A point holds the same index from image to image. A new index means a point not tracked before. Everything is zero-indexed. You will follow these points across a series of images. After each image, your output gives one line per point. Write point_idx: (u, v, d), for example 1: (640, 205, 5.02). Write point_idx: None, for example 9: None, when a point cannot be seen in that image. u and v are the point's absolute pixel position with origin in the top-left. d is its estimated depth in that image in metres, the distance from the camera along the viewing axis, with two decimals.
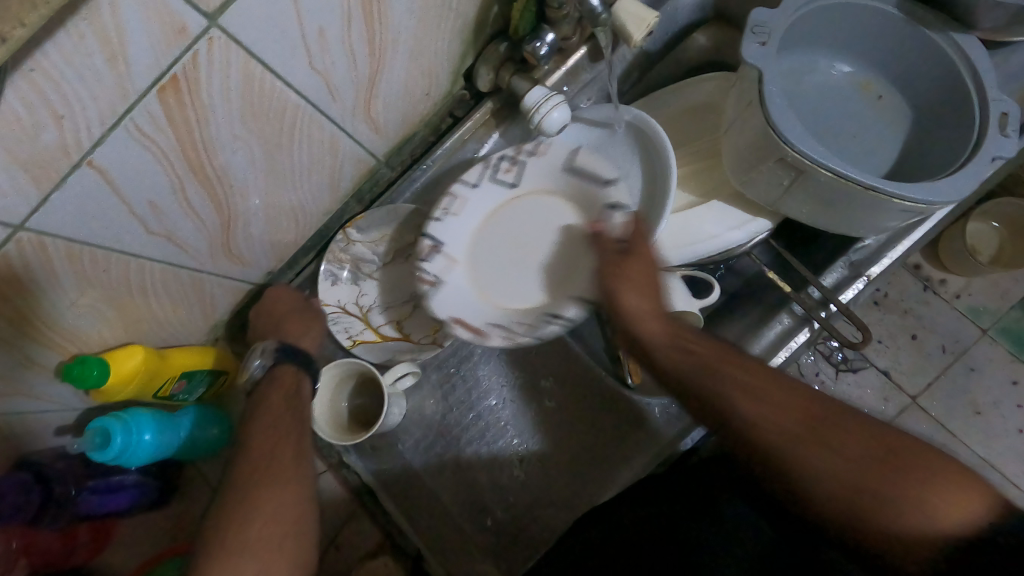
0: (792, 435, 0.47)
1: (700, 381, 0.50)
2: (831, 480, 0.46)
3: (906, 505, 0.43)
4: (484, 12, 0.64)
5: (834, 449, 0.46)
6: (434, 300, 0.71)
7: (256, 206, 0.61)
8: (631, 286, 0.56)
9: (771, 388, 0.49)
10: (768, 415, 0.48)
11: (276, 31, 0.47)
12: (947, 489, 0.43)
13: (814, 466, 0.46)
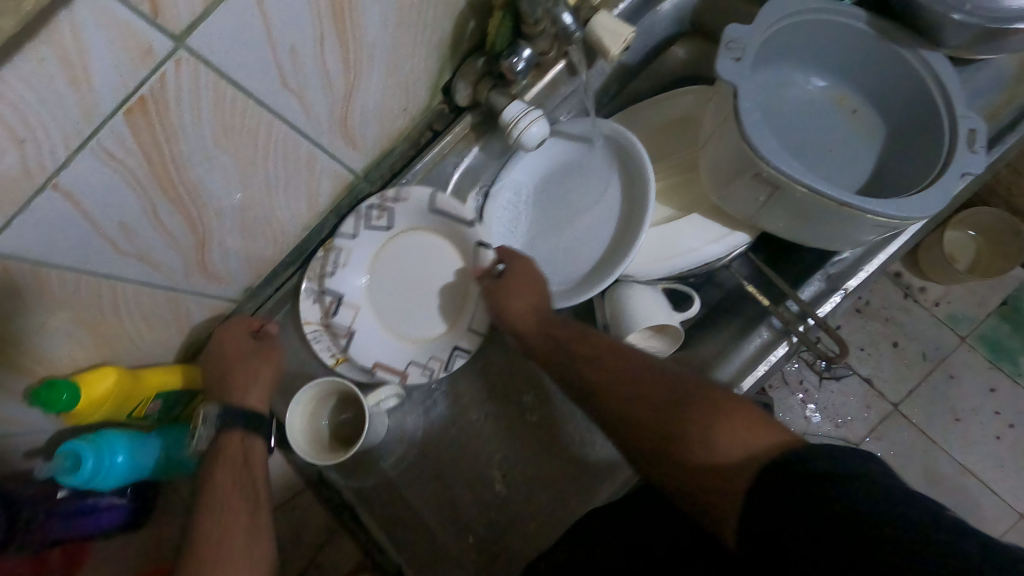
0: (620, 392, 0.56)
1: (559, 357, 0.63)
2: (647, 423, 0.53)
3: (697, 438, 0.48)
4: (460, 27, 0.64)
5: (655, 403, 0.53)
6: (352, 352, 0.73)
7: (230, 225, 0.60)
8: (507, 290, 0.69)
9: (613, 360, 0.59)
10: (604, 378, 0.58)
11: (246, 50, 0.46)
12: (739, 425, 0.47)
13: (646, 417, 0.53)
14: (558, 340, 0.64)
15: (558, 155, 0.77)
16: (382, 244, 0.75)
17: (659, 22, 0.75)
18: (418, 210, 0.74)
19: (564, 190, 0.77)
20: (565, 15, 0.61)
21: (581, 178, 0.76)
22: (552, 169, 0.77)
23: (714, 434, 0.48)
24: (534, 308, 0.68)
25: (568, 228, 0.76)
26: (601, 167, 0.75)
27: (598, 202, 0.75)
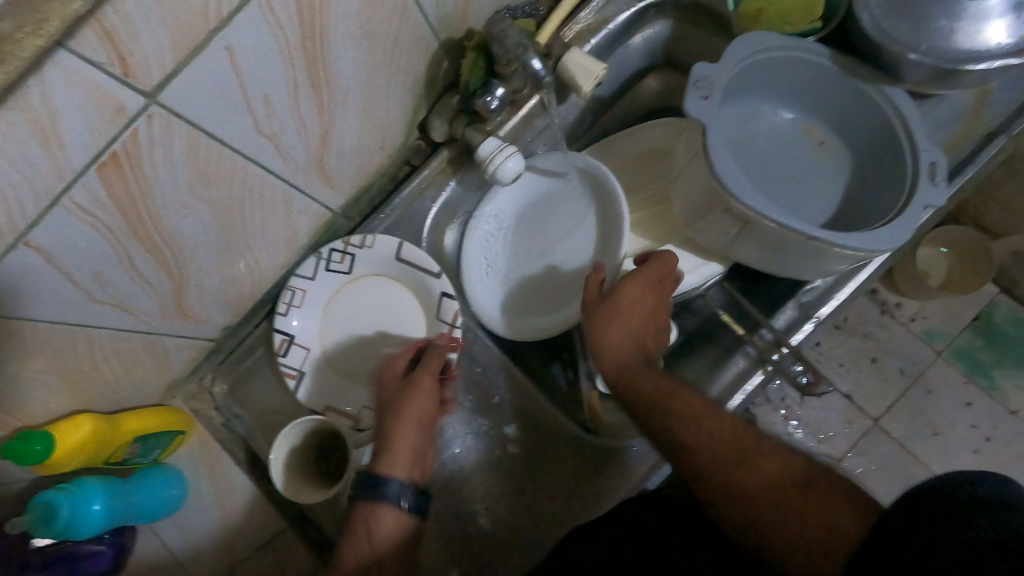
0: (720, 448, 0.55)
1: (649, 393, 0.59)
2: (750, 490, 0.53)
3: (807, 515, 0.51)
4: (434, 67, 0.65)
5: (754, 470, 0.54)
6: (301, 395, 0.72)
7: (208, 267, 0.61)
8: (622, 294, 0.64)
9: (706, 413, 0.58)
10: (702, 432, 0.56)
11: (221, 102, 0.47)
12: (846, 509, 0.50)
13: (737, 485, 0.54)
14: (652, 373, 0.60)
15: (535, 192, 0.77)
16: (339, 289, 0.74)
17: (630, 56, 0.77)
18: (379, 256, 0.74)
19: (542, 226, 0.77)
20: (534, 61, 0.61)
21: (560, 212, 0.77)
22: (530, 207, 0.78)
23: (822, 514, 0.50)
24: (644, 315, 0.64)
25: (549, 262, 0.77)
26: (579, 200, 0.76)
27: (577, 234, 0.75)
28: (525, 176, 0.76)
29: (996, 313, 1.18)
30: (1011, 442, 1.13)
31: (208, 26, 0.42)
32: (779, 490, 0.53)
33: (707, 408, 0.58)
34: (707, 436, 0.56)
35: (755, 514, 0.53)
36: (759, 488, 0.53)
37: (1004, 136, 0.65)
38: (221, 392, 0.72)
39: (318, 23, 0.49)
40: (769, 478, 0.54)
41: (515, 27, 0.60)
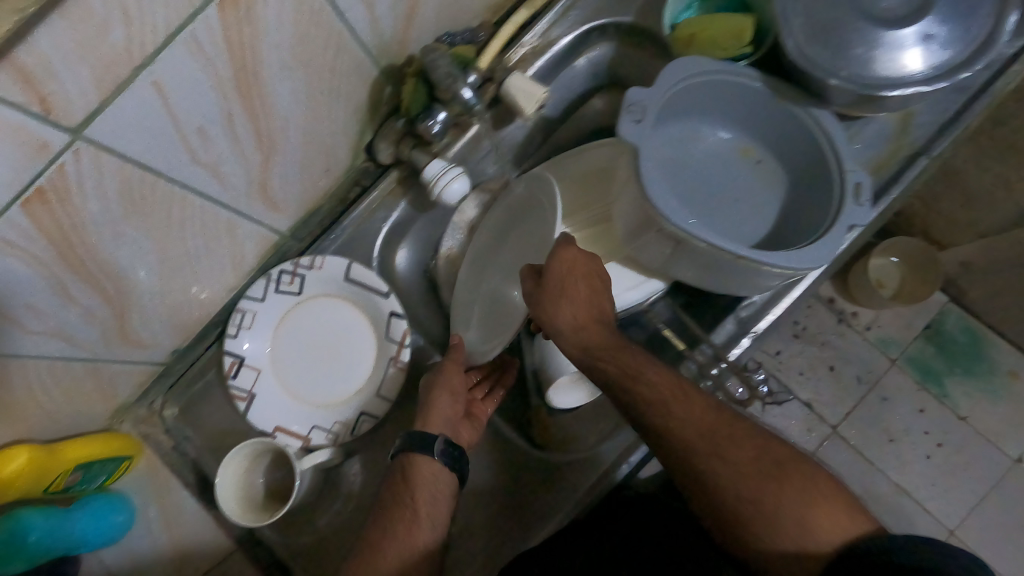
0: (702, 437, 0.57)
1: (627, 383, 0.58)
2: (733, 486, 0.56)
3: (791, 516, 0.53)
4: (377, 92, 0.66)
5: (735, 462, 0.56)
6: (251, 417, 0.72)
7: (150, 293, 0.61)
8: (577, 285, 0.60)
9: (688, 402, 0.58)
10: (683, 421, 0.57)
11: (154, 135, 0.48)
12: (832, 511, 0.52)
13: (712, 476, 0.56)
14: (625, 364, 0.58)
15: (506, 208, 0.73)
16: (290, 310, 0.75)
17: (574, 77, 0.79)
18: (328, 278, 0.75)
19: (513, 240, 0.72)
20: (465, 91, 0.63)
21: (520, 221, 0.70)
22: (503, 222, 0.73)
23: (806, 512, 0.53)
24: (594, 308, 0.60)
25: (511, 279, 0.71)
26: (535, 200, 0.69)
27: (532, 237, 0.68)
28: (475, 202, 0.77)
29: (947, 322, 1.21)
30: (962, 447, 1.16)
31: (132, 64, 0.42)
32: (759, 481, 0.55)
33: (680, 394, 0.58)
34: (682, 425, 0.57)
35: (732, 505, 0.55)
36: (741, 477, 0.56)
37: (926, 157, 0.68)
38: (172, 415, 0.73)
39: (249, 57, 0.50)
40: (750, 468, 0.56)
41: (445, 58, 0.62)
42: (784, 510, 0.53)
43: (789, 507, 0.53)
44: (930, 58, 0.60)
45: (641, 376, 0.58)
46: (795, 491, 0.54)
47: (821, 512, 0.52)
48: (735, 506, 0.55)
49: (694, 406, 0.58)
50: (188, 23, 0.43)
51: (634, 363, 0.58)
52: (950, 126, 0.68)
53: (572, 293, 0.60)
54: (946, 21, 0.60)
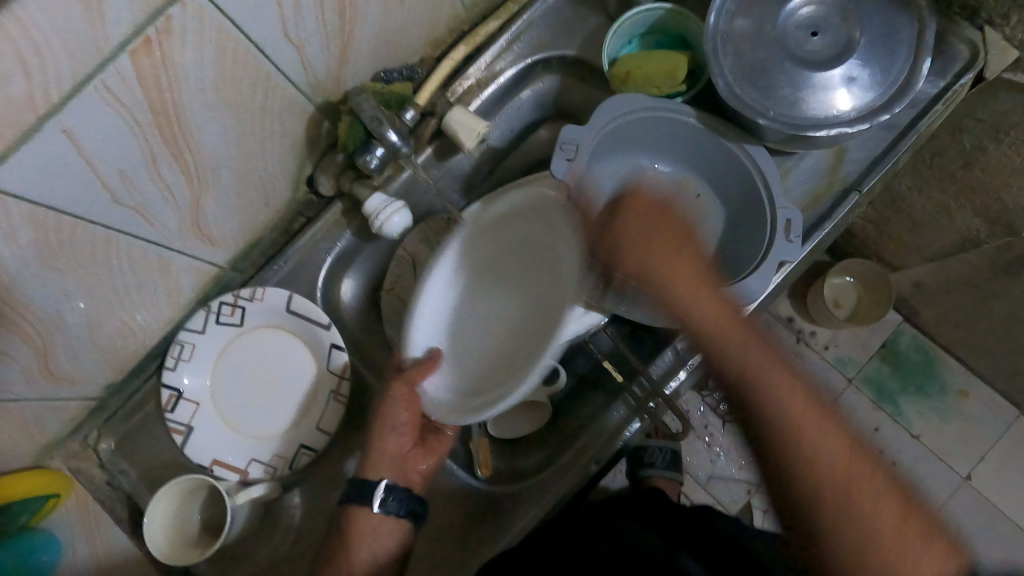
0: (828, 466, 0.50)
1: (742, 377, 0.53)
2: (853, 534, 0.49)
3: None
4: (315, 127, 0.67)
5: (862, 506, 0.49)
6: (187, 450, 0.71)
7: (76, 332, 0.61)
8: (665, 245, 0.55)
9: (812, 413, 0.51)
10: (812, 435, 0.51)
11: (68, 181, 0.48)
12: None
13: (804, 482, 0.50)
14: (748, 352, 0.53)
15: (478, 256, 0.69)
16: (231, 342, 0.75)
17: (519, 108, 0.80)
18: (269, 309, 0.74)
19: (497, 290, 0.67)
20: (390, 133, 0.64)
21: (513, 258, 0.66)
22: (474, 274, 0.69)
23: None
24: (685, 266, 0.55)
25: (516, 321, 0.64)
26: (535, 225, 0.64)
27: (544, 266, 0.63)
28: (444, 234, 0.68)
29: (901, 341, 1.23)
30: (915, 466, 1.18)
31: (37, 113, 0.42)
32: (888, 533, 0.48)
33: (790, 387, 0.52)
34: (797, 421, 0.51)
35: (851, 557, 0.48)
36: (864, 527, 0.49)
37: (857, 192, 0.69)
38: (107, 449, 0.72)
39: (168, 100, 0.50)
40: (875, 524, 0.48)
41: (371, 101, 0.63)
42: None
43: (891, 552, 0.47)
44: (852, 100, 0.61)
45: (737, 355, 0.53)
46: (896, 543, 0.48)
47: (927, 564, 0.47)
48: (823, 524, 0.50)
49: (827, 425, 0.51)
50: (97, 72, 0.44)
51: (756, 353, 0.53)
52: (881, 159, 0.70)
53: (648, 244, 0.56)
54: (866, 64, 0.61)
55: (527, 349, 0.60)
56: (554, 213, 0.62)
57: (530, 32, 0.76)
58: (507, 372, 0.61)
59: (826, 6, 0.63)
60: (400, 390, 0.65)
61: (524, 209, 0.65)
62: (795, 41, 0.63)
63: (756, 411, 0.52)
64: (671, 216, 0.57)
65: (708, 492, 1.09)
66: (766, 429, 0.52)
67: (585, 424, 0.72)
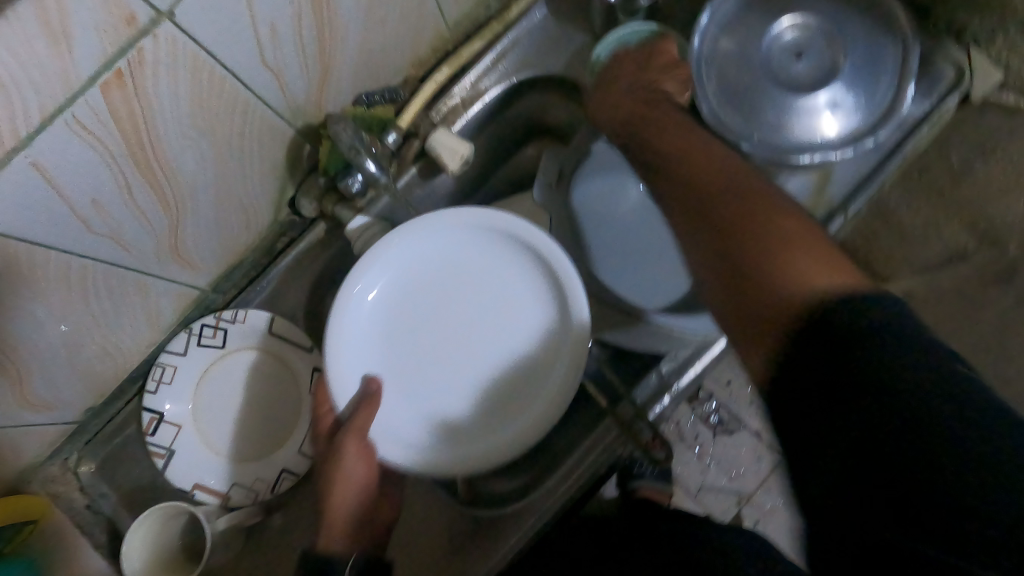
0: (699, 184, 0.50)
1: (650, 144, 0.55)
2: (733, 210, 0.47)
3: (778, 274, 0.43)
4: (296, 150, 0.66)
5: (737, 213, 0.47)
6: (168, 474, 0.71)
7: (53, 358, 0.60)
8: (625, 73, 0.63)
9: (702, 161, 0.51)
10: (684, 159, 0.52)
11: (40, 212, 0.47)
12: (822, 272, 0.42)
13: (720, 205, 0.48)
14: (663, 133, 0.55)
15: (386, 292, 0.63)
16: (212, 364, 0.74)
17: (504, 128, 0.79)
18: (252, 331, 0.74)
19: (417, 321, 0.63)
20: (368, 163, 0.64)
21: (442, 291, 0.63)
22: (385, 309, 0.63)
23: (807, 275, 0.42)
24: (632, 74, 0.62)
25: (463, 354, 0.62)
26: (459, 263, 0.63)
27: (485, 301, 0.63)
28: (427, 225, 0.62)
29: None
30: None
31: (5, 148, 0.41)
32: (755, 229, 0.46)
33: (741, 176, 0.50)
34: (690, 174, 0.51)
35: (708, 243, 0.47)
36: (739, 218, 0.47)
37: (842, 214, 0.67)
38: (87, 471, 0.72)
39: (143, 130, 0.49)
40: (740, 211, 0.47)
41: (350, 128, 0.63)
42: (761, 264, 0.44)
43: (765, 260, 0.44)
44: (838, 124, 0.60)
45: (670, 123, 0.56)
46: (795, 250, 0.44)
47: (809, 254, 0.43)
48: (737, 246, 0.46)
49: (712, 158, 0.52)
50: (67, 104, 0.43)
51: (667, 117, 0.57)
52: (868, 180, 0.67)
53: (636, 68, 0.62)
54: (851, 89, 0.60)
55: (510, 378, 0.62)
56: (495, 249, 0.63)
57: (515, 51, 0.76)
58: (489, 405, 0.62)
59: (810, 28, 0.61)
60: (350, 437, 0.58)
61: (449, 243, 0.63)
62: (779, 63, 0.61)
63: (650, 157, 0.55)
64: (641, 54, 0.64)
65: (698, 503, 1.06)
66: (700, 182, 0.50)
67: (568, 446, 0.72)
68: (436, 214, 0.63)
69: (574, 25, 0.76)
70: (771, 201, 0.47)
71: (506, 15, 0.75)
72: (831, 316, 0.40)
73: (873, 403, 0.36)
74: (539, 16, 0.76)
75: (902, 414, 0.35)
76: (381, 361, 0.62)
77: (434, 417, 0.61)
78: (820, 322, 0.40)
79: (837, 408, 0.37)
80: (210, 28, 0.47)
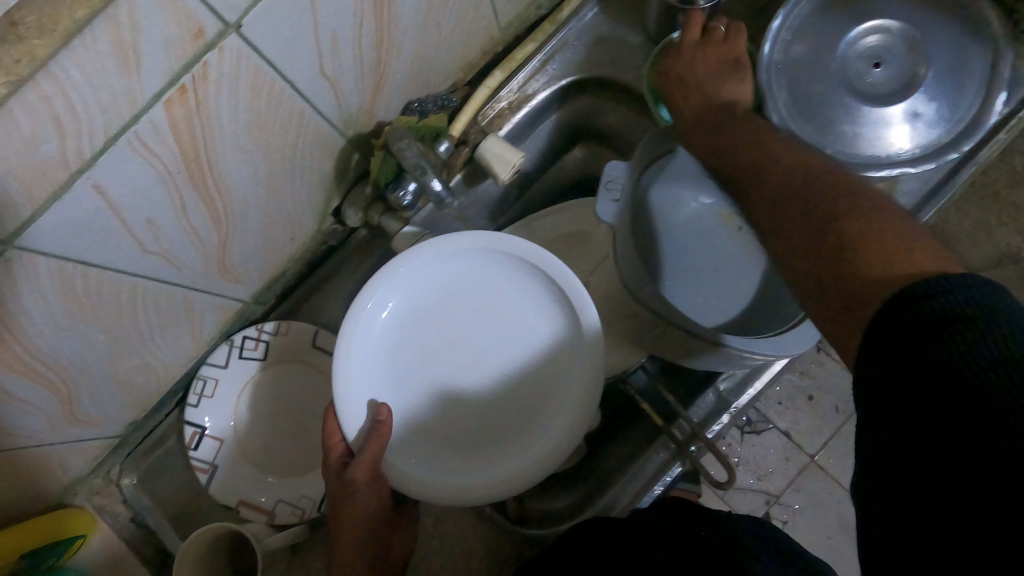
0: (784, 173, 0.47)
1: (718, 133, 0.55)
2: (816, 195, 0.44)
3: (858, 254, 0.39)
4: (344, 159, 0.64)
5: (818, 200, 0.44)
6: (212, 489, 0.70)
7: (99, 377, 0.58)
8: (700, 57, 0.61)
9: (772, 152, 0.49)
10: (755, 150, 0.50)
11: (96, 236, 0.45)
12: (904, 256, 0.37)
13: (809, 192, 0.45)
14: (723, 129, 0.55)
15: (397, 312, 0.59)
16: (252, 376, 0.72)
17: (552, 132, 0.77)
18: (296, 342, 0.73)
19: (422, 335, 0.59)
20: (435, 183, 0.62)
21: (456, 315, 0.59)
22: (395, 331, 0.59)
23: (881, 256, 0.38)
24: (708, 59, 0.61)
25: (474, 386, 0.58)
26: (476, 288, 0.60)
27: (502, 329, 0.59)
28: (438, 245, 0.58)
29: None
30: None
31: (68, 170, 0.39)
32: (839, 211, 0.42)
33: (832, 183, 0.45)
34: (761, 163, 0.49)
35: (794, 228, 0.44)
36: (823, 202, 0.43)
37: None
38: (130, 484, 0.71)
39: (200, 147, 0.47)
40: (836, 197, 0.43)
41: (415, 147, 0.60)
42: (844, 244, 0.40)
43: (851, 239, 0.40)
44: (915, 137, 0.57)
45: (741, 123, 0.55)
46: (894, 247, 0.38)
47: (905, 240, 0.38)
48: (826, 248, 0.41)
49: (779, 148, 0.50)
50: (131, 123, 0.40)
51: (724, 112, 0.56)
52: (936, 193, 0.65)
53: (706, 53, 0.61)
54: (933, 99, 0.57)
55: (518, 411, 0.58)
56: (513, 277, 0.59)
57: (565, 53, 0.73)
58: (491, 440, 0.58)
59: (891, 33, 0.58)
60: (359, 470, 0.57)
61: (455, 270, 0.59)
62: (856, 71, 0.58)
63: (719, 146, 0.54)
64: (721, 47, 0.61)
65: (726, 502, 1.02)
66: (786, 194, 0.46)
67: (622, 465, 0.70)
68: (457, 235, 0.58)
69: (627, 27, 0.73)
70: (871, 208, 0.42)
71: (557, 15, 0.71)
72: (921, 290, 0.33)
73: (965, 386, 0.30)
74: (590, 16, 0.73)
75: (994, 392, 0.29)
76: (388, 385, 0.58)
77: (445, 440, 0.58)
78: (912, 299, 0.33)
79: (910, 384, 0.32)
80: (273, 37, 0.44)
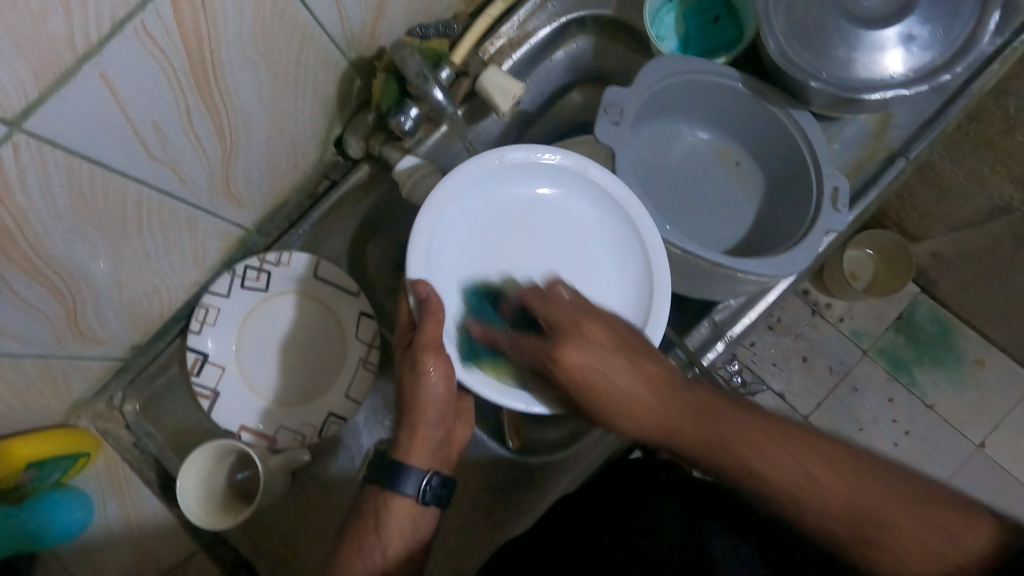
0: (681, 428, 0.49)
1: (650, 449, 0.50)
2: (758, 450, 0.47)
3: (850, 500, 0.45)
4: (346, 85, 0.65)
5: (732, 434, 0.48)
6: (214, 413, 0.70)
7: (104, 293, 0.59)
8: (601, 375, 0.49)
9: (669, 397, 0.49)
10: (639, 409, 0.49)
11: (100, 130, 0.46)
12: (874, 485, 0.45)
13: (730, 437, 0.48)
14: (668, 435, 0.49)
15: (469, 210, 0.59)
16: (256, 305, 0.73)
17: (552, 72, 0.78)
18: (297, 275, 0.73)
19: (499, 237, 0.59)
20: (436, 92, 0.62)
21: (523, 227, 0.60)
22: (465, 227, 0.59)
23: (863, 495, 0.45)
24: (596, 351, 0.50)
25: None
26: (545, 205, 0.61)
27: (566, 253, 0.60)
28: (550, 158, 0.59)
29: (917, 313, 1.13)
30: (930, 433, 1.09)
31: (76, 53, 0.40)
32: (783, 449, 0.47)
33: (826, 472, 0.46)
34: (658, 429, 0.49)
35: (761, 481, 0.47)
36: (749, 442, 0.47)
37: (903, 158, 0.66)
38: (131, 411, 0.71)
39: (206, 50, 0.47)
40: (764, 435, 0.47)
41: (416, 57, 0.61)
42: (813, 483, 0.46)
43: (816, 491, 0.46)
44: (905, 62, 0.58)
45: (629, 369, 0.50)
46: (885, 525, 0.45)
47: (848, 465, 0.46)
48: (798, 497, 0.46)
49: (658, 391, 0.50)
50: (138, 11, 0.41)
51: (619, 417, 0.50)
52: (926, 127, 0.67)
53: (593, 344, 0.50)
54: (926, 22, 0.58)
55: None
56: (582, 196, 0.60)
57: None
58: None
59: None
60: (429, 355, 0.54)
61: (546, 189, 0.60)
62: None
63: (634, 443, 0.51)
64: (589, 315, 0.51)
65: None
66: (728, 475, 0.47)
67: None
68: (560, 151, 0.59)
69: None
70: (791, 447, 0.47)
71: None
72: None
73: None
74: None
75: None
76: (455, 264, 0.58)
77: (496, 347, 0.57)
78: None
79: None
80: None
